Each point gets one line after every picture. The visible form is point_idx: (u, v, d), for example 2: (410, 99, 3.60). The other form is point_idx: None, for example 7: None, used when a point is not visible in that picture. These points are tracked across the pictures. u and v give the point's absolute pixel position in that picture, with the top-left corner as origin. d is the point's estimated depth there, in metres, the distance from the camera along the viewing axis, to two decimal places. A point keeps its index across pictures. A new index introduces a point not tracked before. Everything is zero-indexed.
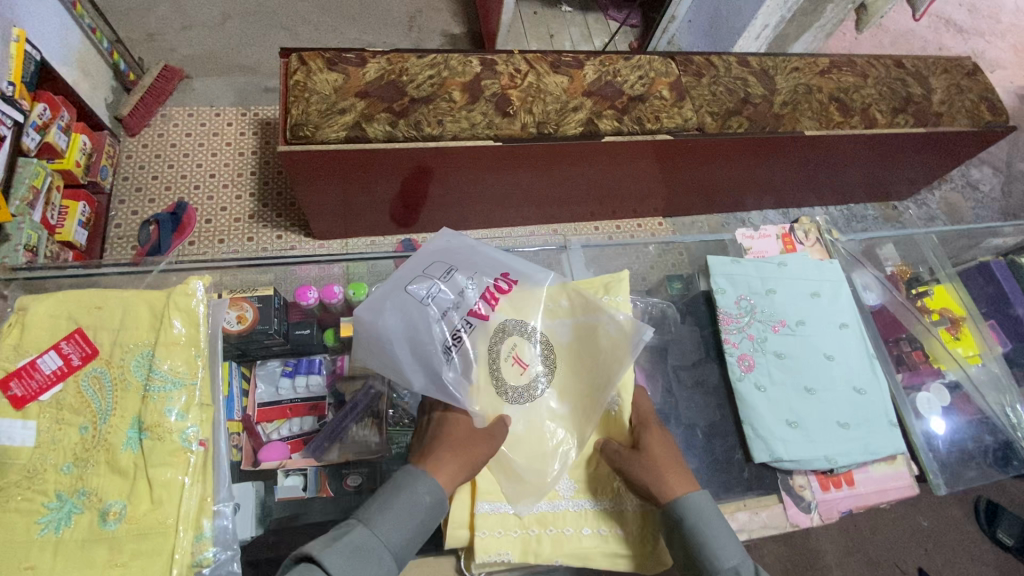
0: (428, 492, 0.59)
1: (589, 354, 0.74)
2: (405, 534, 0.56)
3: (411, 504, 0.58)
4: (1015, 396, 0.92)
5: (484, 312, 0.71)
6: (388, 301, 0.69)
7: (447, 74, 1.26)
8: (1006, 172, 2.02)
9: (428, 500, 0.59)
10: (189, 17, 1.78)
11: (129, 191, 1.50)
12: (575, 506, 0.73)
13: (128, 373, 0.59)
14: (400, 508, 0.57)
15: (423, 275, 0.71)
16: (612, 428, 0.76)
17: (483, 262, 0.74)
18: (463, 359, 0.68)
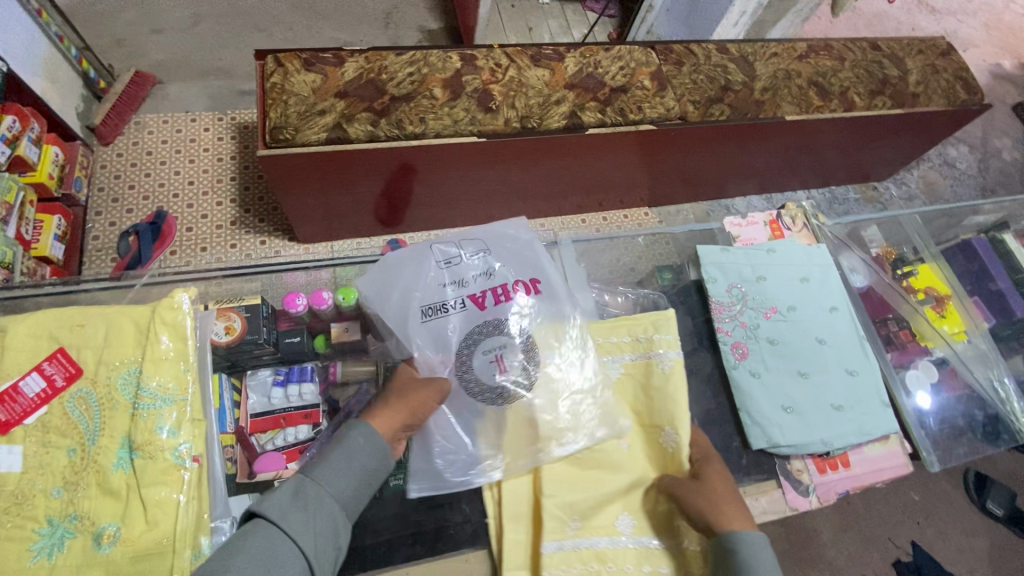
0: (360, 436, 0.63)
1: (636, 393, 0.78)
2: (345, 480, 0.60)
3: (345, 453, 0.62)
4: (1001, 371, 0.94)
5: (481, 301, 0.77)
6: (413, 253, 0.79)
7: (427, 70, 1.25)
8: (981, 149, 2.06)
9: (361, 441, 0.63)
10: (158, 20, 1.74)
11: (105, 202, 1.47)
12: (636, 543, 0.69)
13: (115, 392, 0.57)
14: (335, 458, 0.61)
15: (458, 244, 0.80)
16: (671, 465, 0.73)
17: (523, 264, 0.81)
18: (427, 329, 0.75)
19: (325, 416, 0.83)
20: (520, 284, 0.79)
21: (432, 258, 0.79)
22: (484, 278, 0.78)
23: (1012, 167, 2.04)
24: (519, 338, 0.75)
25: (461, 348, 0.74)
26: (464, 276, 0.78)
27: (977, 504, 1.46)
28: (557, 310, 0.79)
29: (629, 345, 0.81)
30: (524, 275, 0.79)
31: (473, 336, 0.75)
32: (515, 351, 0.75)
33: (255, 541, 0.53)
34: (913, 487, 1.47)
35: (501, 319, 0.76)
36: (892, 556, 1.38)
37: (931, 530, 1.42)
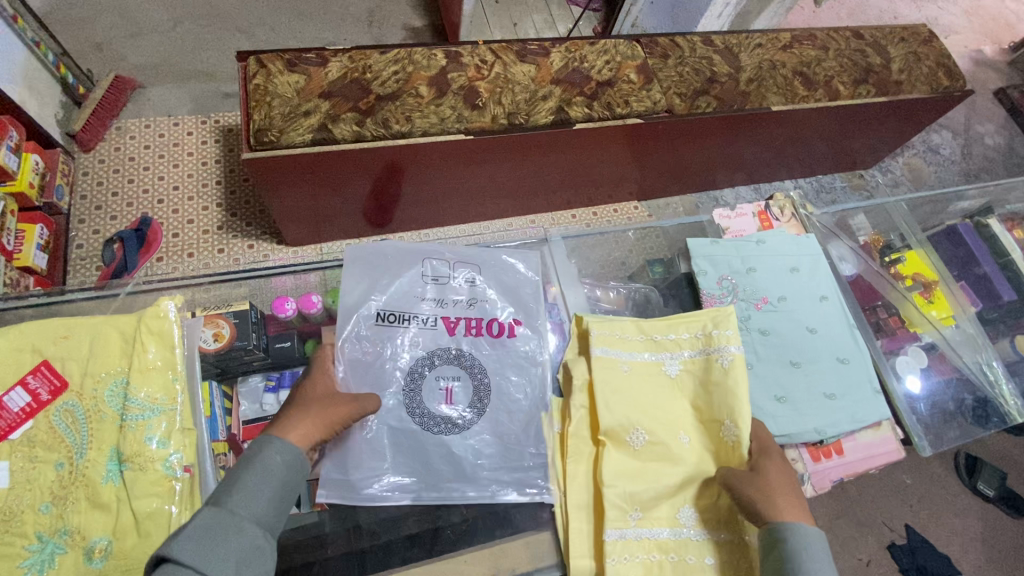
0: (276, 453, 0.55)
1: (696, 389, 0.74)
2: (265, 498, 0.53)
3: (263, 474, 0.54)
4: (988, 354, 0.96)
5: (452, 327, 0.77)
6: (408, 259, 0.79)
7: (412, 68, 1.23)
8: (965, 135, 2.08)
9: (280, 460, 0.55)
10: (137, 24, 1.71)
11: (89, 209, 1.44)
12: (698, 535, 0.67)
13: (102, 404, 0.56)
14: (250, 476, 0.54)
15: (465, 263, 0.81)
16: (726, 457, 0.70)
17: (512, 304, 0.80)
18: (382, 337, 0.75)
19: None
20: (497, 323, 0.78)
21: (423, 271, 0.79)
22: (465, 306, 0.79)
23: (995, 152, 2.06)
24: (475, 376, 0.75)
25: (413, 369, 0.74)
26: (447, 298, 0.79)
27: (968, 486, 1.48)
28: (527, 354, 0.78)
29: (687, 342, 0.78)
30: (505, 314, 0.79)
31: (428, 361, 0.75)
32: (467, 387, 0.74)
33: None
34: (906, 471, 1.49)
35: (463, 351, 0.76)
36: (887, 540, 1.40)
37: (924, 512, 1.45)
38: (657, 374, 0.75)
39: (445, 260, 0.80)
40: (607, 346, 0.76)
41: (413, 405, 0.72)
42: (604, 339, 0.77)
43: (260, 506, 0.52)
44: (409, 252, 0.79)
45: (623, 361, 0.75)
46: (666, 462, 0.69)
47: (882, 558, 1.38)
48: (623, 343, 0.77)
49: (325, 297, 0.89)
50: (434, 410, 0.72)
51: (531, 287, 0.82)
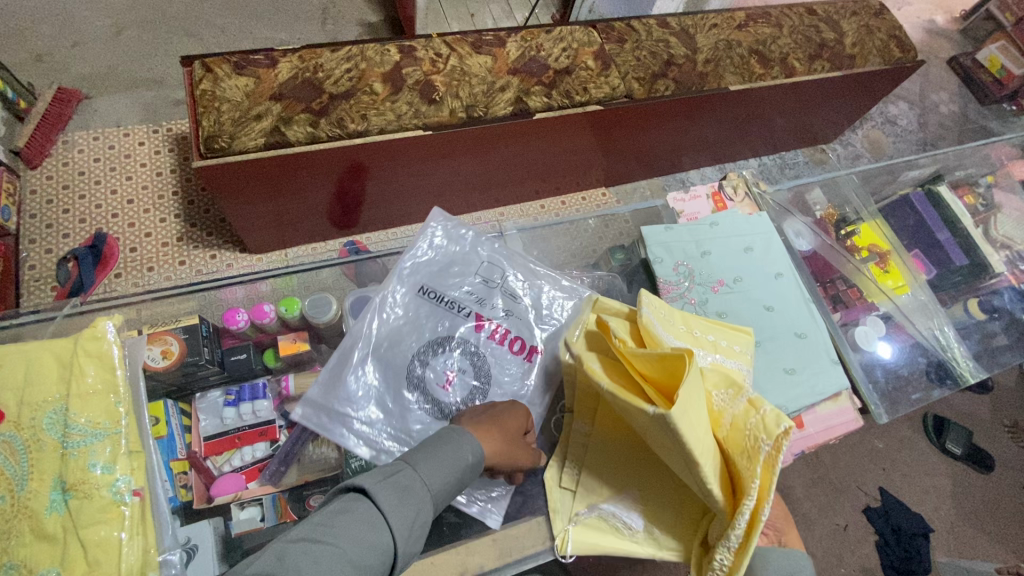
0: (471, 451, 0.63)
1: None
2: (444, 479, 0.60)
3: (454, 452, 0.62)
4: (940, 320, 0.99)
5: (480, 325, 0.79)
6: (484, 253, 0.84)
7: (365, 66, 1.21)
8: (920, 105, 2.12)
9: (470, 458, 0.62)
10: (78, 32, 1.64)
11: (39, 229, 1.39)
12: None
13: (41, 433, 0.54)
14: (444, 458, 0.61)
15: (515, 273, 0.83)
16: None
17: (545, 325, 0.81)
18: (420, 307, 0.79)
19: (282, 432, 0.81)
20: (520, 342, 0.79)
21: (477, 270, 0.83)
22: (501, 313, 0.81)
23: (950, 120, 2.11)
24: (479, 374, 0.77)
25: (432, 343, 0.77)
26: (487, 300, 0.81)
27: (937, 446, 1.53)
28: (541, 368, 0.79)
29: (724, 351, 0.76)
30: (534, 335, 0.80)
31: (445, 342, 0.77)
32: (469, 378, 0.76)
33: (351, 518, 0.55)
34: (877, 435, 1.53)
35: (480, 349, 0.78)
36: (862, 503, 1.44)
37: (896, 474, 1.49)
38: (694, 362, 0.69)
39: (506, 270, 0.83)
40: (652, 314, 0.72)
41: (417, 375, 0.75)
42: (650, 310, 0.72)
43: (443, 488, 0.60)
44: (486, 241, 0.84)
45: (661, 326, 0.70)
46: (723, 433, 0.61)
47: (859, 521, 1.42)
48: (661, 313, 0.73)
49: (278, 306, 0.86)
50: (432, 390, 0.74)
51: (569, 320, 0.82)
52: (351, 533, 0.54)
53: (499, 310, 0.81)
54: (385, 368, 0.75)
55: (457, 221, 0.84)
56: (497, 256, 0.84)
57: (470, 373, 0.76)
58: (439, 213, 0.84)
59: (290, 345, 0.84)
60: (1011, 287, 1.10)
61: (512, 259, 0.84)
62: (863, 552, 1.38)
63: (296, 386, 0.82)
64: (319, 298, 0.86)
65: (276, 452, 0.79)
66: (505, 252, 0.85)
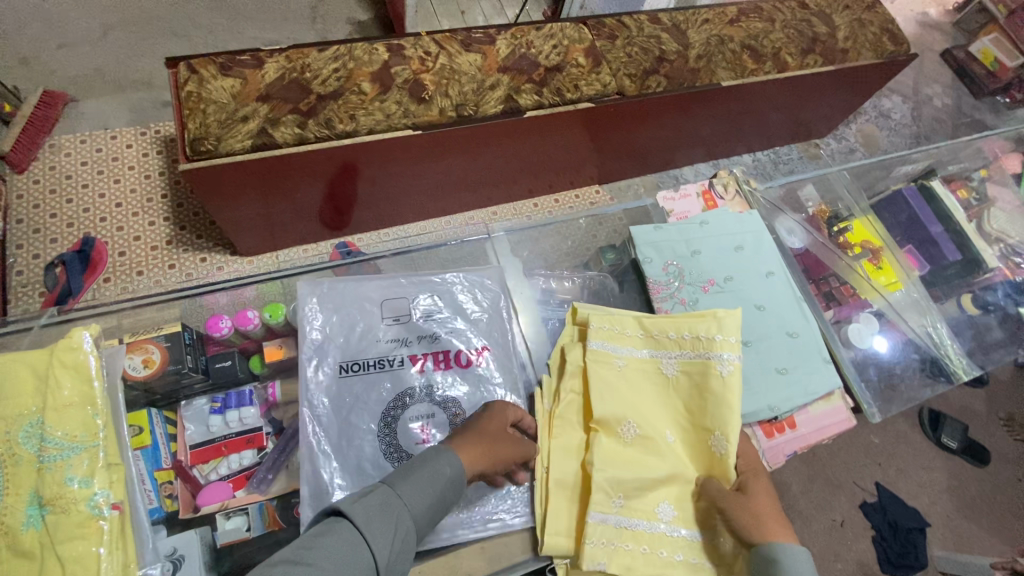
0: (450, 465, 0.63)
1: (695, 394, 0.74)
2: (426, 497, 0.60)
3: (432, 474, 0.62)
4: (934, 317, 0.98)
5: (423, 366, 0.80)
6: (372, 302, 0.82)
7: (353, 65, 1.19)
8: (914, 98, 2.11)
9: (449, 472, 0.63)
10: (64, 33, 1.62)
11: (26, 234, 1.37)
12: (674, 531, 0.68)
13: (16, 448, 0.53)
14: (422, 476, 0.61)
15: (440, 294, 0.84)
16: (720, 471, 0.71)
17: (482, 330, 0.83)
18: (348, 388, 0.76)
19: (270, 438, 0.81)
20: (465, 354, 0.81)
21: (383, 312, 0.81)
22: (430, 341, 0.81)
23: (944, 113, 2.11)
24: (448, 410, 0.77)
25: (385, 413, 0.76)
26: (412, 335, 0.81)
27: (933, 440, 1.53)
28: (497, 377, 0.81)
29: (687, 343, 0.77)
30: (473, 342, 0.82)
31: (399, 403, 0.77)
32: (440, 420, 0.77)
33: (334, 538, 0.53)
34: (873, 430, 1.52)
35: (433, 385, 0.79)
36: (859, 499, 1.44)
37: (893, 469, 1.49)
38: (652, 372, 0.77)
39: (408, 296, 0.83)
40: (603, 341, 0.78)
41: (390, 448, 0.74)
42: (598, 337, 0.78)
43: (423, 504, 0.60)
44: (371, 291, 0.82)
45: (600, 352, 0.77)
46: (650, 459, 0.71)
47: (856, 517, 1.41)
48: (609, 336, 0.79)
49: (263, 312, 0.85)
50: (413, 451, 0.74)
51: (496, 310, 0.85)
52: (332, 550, 0.52)
53: (440, 333, 0.82)
54: (345, 457, 0.73)
55: (320, 290, 0.80)
56: (413, 287, 0.84)
57: (443, 415, 0.77)
58: (307, 288, 0.80)
59: (275, 351, 0.83)
60: (1005, 281, 1.10)
61: (402, 288, 0.83)
62: (860, 547, 1.38)
63: (284, 393, 0.82)
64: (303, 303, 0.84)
65: (264, 460, 0.79)
66: (388, 284, 0.83)
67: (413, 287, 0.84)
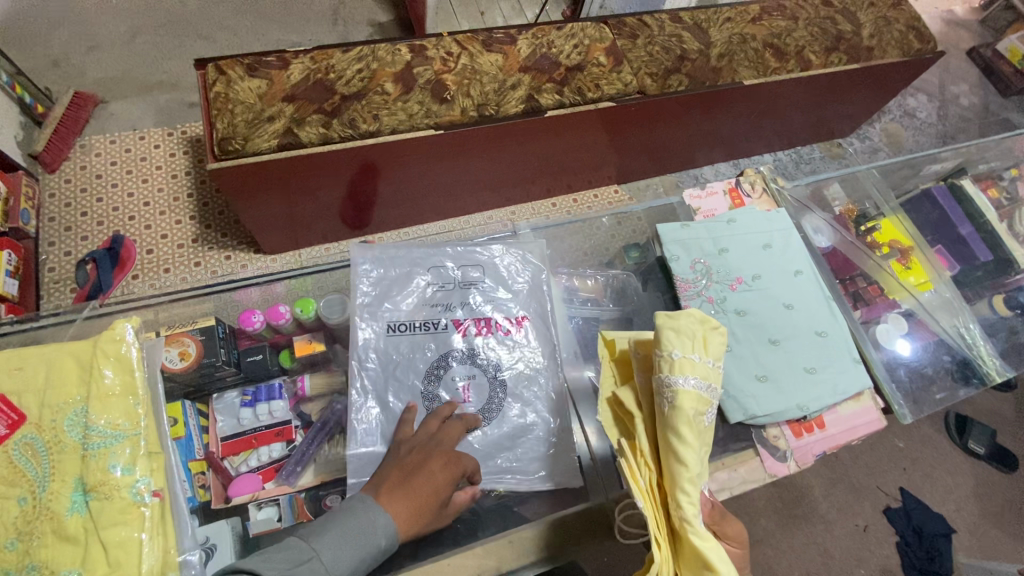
0: (386, 536, 0.56)
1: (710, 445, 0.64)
2: (347, 567, 0.53)
3: (363, 539, 0.55)
4: (966, 317, 0.97)
5: (465, 329, 0.81)
6: (414, 267, 0.83)
7: (376, 65, 1.21)
8: (940, 97, 2.08)
9: (383, 543, 0.56)
10: (95, 37, 1.66)
11: (58, 231, 1.40)
12: None
13: (62, 435, 0.55)
14: (354, 543, 0.54)
15: (476, 263, 0.85)
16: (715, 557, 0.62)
17: (517, 299, 0.84)
18: (395, 346, 0.79)
19: (299, 432, 0.82)
20: (506, 320, 0.82)
21: (428, 276, 0.83)
22: (472, 308, 0.82)
23: (971, 112, 2.06)
24: (488, 373, 0.79)
25: (429, 370, 0.78)
26: (455, 300, 0.82)
27: (960, 445, 1.49)
28: (535, 347, 0.82)
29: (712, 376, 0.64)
30: (515, 310, 0.84)
31: (442, 362, 0.79)
32: (482, 383, 0.79)
33: None
34: (897, 434, 1.50)
35: (475, 349, 0.80)
36: (883, 503, 1.41)
37: (917, 474, 1.46)
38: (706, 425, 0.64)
39: (450, 265, 0.84)
40: (711, 382, 0.62)
41: (431, 403, 0.77)
42: (710, 376, 0.63)
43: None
44: (417, 254, 0.84)
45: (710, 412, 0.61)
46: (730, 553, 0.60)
47: (879, 521, 1.39)
48: (714, 370, 0.63)
49: (293, 307, 0.88)
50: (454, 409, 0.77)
51: (538, 282, 0.86)
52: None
53: (483, 301, 0.83)
54: (392, 411, 0.76)
55: (372, 254, 0.83)
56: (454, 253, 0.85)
57: (479, 382, 0.79)
58: (359, 250, 0.82)
59: (305, 346, 0.85)
60: None
61: (446, 256, 0.84)
62: (883, 552, 1.36)
63: (313, 387, 0.84)
64: (335, 299, 0.87)
65: (292, 453, 0.80)
66: (432, 252, 0.84)
67: (456, 254, 0.85)
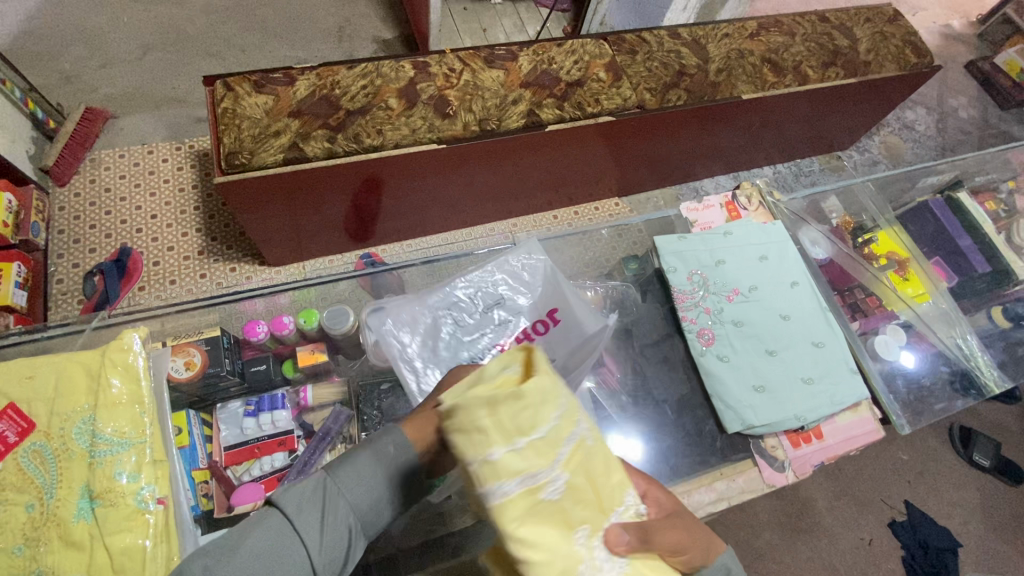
0: (393, 445, 0.57)
1: (591, 478, 0.47)
2: (361, 484, 0.55)
3: (375, 457, 0.57)
4: (963, 328, 0.97)
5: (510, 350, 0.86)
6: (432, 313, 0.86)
7: (381, 82, 1.23)
8: (938, 110, 2.09)
9: (393, 452, 0.57)
10: (106, 54, 1.71)
11: (66, 244, 1.43)
12: None
13: (70, 443, 0.56)
14: (365, 461, 0.56)
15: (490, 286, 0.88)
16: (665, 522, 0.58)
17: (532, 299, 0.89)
18: None
19: (300, 441, 0.83)
20: (540, 321, 0.88)
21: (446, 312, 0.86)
22: (502, 326, 0.88)
23: (970, 125, 2.08)
24: None
25: None
26: (485, 323, 0.87)
27: (965, 458, 1.49)
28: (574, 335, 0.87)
29: (541, 440, 0.42)
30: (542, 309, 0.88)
31: None
32: None
33: (258, 534, 0.52)
34: (902, 447, 1.49)
35: None
36: (888, 517, 1.40)
37: (923, 487, 1.45)
38: (576, 472, 0.46)
39: (462, 295, 0.87)
40: (538, 463, 0.42)
41: None
42: (530, 453, 0.42)
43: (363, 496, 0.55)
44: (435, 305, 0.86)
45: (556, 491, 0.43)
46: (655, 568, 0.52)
47: (884, 535, 1.38)
48: (533, 442, 0.42)
49: (297, 317, 0.89)
50: None
51: (550, 275, 0.89)
52: (256, 546, 0.51)
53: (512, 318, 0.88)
54: None
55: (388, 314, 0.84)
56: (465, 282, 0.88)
57: None
58: (371, 319, 0.83)
59: (308, 356, 0.87)
60: None
61: (454, 285, 0.87)
62: (888, 567, 1.35)
63: (316, 397, 0.86)
64: (336, 310, 0.87)
65: (295, 462, 0.81)
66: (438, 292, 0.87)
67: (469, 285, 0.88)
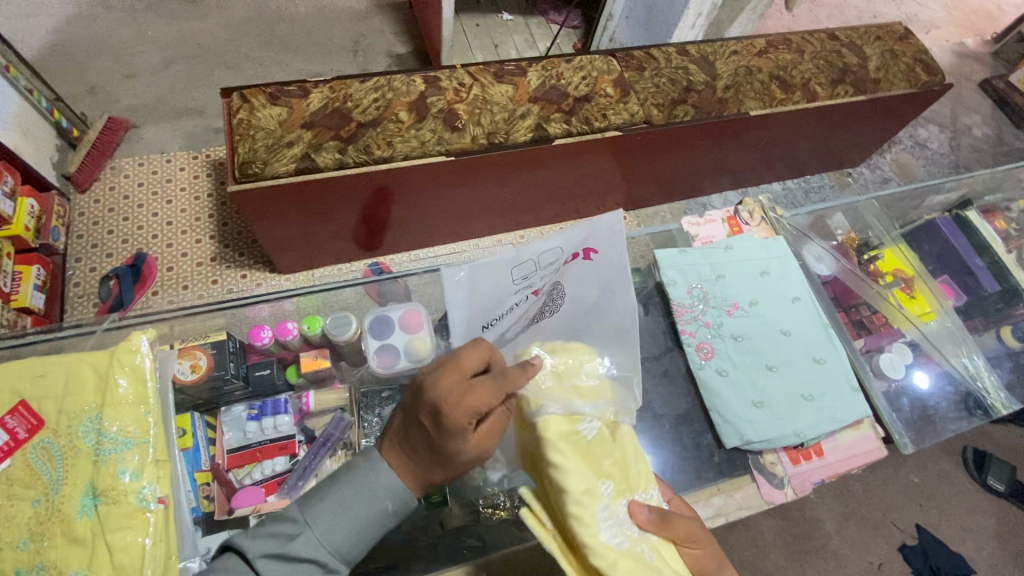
0: (389, 499, 0.60)
1: (620, 447, 0.66)
2: (347, 534, 0.59)
3: (366, 502, 0.60)
4: (970, 347, 0.96)
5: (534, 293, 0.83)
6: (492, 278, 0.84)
7: (392, 95, 1.26)
8: (952, 128, 2.08)
9: (389, 505, 0.61)
10: (131, 66, 1.76)
11: (84, 248, 1.47)
12: None
13: (77, 440, 0.58)
14: (355, 512, 0.60)
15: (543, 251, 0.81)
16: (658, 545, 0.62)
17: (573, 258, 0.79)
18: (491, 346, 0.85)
19: (302, 446, 0.85)
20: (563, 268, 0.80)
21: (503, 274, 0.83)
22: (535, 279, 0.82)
23: (984, 143, 2.06)
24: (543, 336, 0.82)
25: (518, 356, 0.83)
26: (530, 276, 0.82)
27: (979, 481, 1.45)
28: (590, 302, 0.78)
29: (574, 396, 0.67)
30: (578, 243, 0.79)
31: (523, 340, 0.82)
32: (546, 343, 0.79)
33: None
34: (913, 469, 1.46)
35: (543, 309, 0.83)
36: (898, 541, 1.37)
37: (934, 511, 1.41)
38: (608, 433, 0.66)
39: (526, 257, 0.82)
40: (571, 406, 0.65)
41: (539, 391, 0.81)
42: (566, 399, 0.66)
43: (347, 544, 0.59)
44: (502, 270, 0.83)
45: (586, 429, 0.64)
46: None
47: (894, 559, 1.35)
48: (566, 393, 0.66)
49: (301, 324, 0.91)
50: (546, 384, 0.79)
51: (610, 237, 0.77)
52: None
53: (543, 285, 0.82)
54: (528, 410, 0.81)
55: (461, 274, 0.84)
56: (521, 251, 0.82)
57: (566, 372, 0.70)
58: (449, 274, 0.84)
59: (311, 361, 0.88)
60: None
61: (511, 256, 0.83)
62: None
63: (318, 402, 0.87)
64: (341, 317, 0.90)
65: (295, 466, 0.82)
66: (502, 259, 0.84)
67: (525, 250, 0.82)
